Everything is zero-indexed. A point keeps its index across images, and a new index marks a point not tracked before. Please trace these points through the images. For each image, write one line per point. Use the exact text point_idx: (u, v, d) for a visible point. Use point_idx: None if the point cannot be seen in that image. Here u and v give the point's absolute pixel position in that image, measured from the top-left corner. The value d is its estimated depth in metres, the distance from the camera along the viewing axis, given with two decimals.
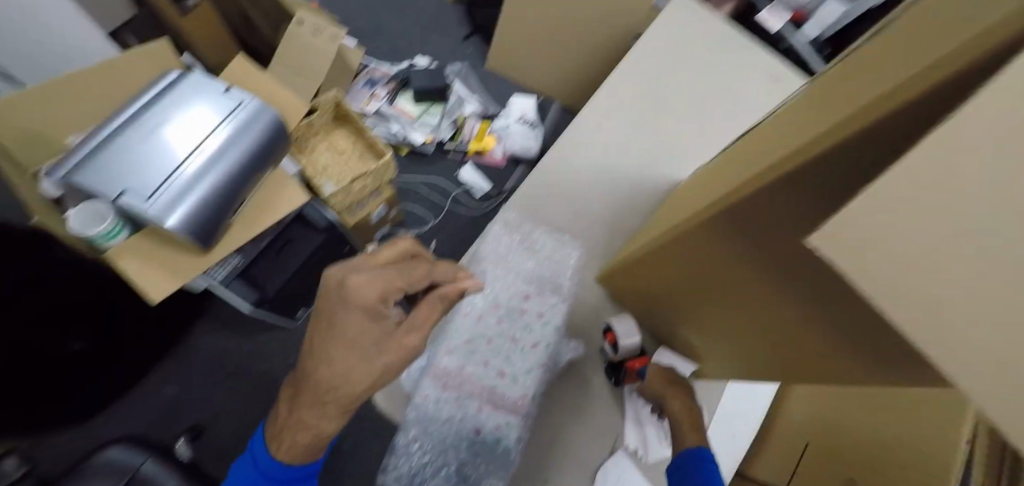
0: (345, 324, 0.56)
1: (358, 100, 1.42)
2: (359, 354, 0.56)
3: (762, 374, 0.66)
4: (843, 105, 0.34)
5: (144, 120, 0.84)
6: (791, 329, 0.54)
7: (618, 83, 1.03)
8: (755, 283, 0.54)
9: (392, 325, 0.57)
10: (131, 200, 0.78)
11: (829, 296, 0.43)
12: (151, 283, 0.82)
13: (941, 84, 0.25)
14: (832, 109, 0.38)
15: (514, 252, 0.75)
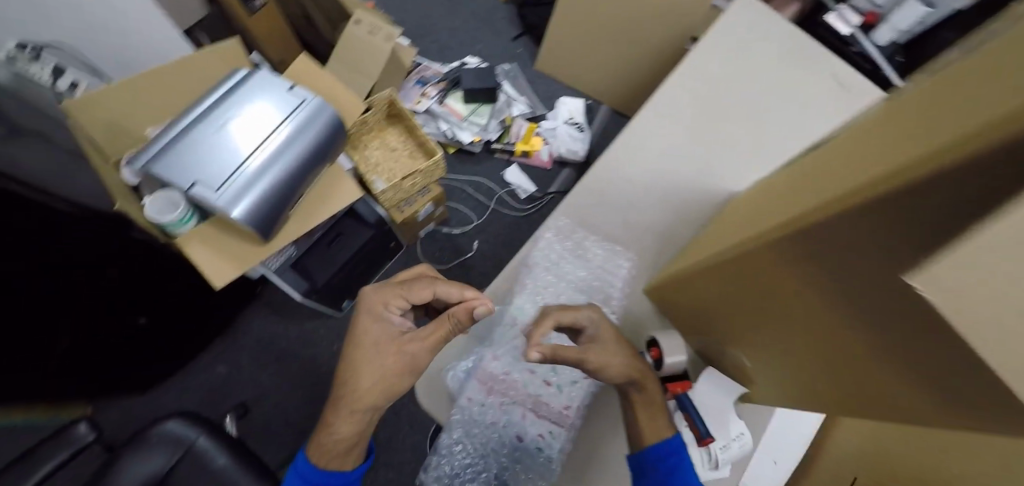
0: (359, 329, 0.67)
1: (409, 99, 1.44)
2: (364, 357, 0.65)
3: (814, 403, 0.63)
4: (938, 134, 0.32)
5: (214, 114, 0.89)
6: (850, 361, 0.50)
7: (675, 89, 1.00)
8: (820, 311, 0.51)
9: (397, 331, 0.66)
10: (200, 191, 0.83)
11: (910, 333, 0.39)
12: (215, 269, 0.87)
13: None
14: (928, 131, 0.35)
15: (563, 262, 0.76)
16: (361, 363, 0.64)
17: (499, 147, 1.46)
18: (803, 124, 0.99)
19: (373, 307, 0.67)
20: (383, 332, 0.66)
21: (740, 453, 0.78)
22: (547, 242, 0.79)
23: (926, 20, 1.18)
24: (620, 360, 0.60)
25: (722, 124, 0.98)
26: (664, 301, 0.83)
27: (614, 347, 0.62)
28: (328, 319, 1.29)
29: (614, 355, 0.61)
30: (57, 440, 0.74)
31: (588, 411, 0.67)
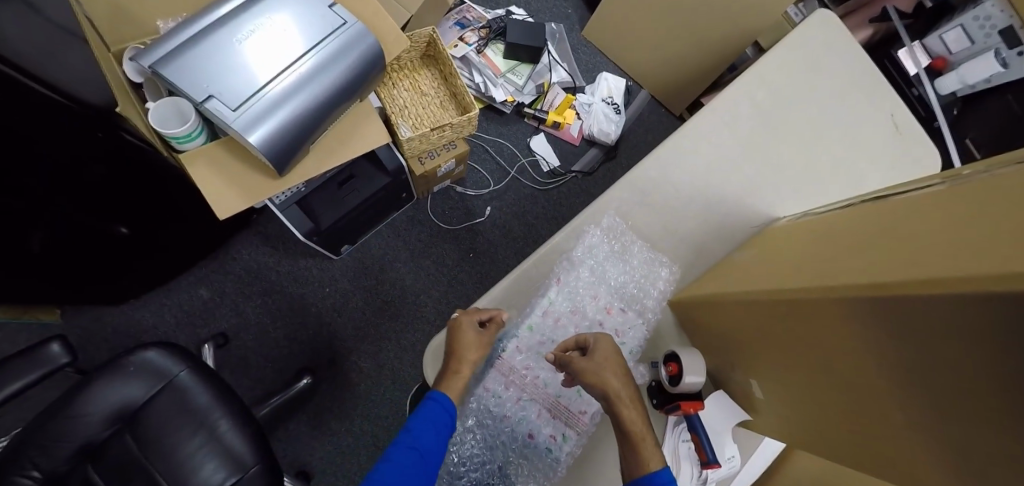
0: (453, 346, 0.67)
1: (446, 40, 1.32)
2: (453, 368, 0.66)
3: (816, 451, 0.62)
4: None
5: (241, 19, 0.77)
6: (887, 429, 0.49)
7: (742, 96, 0.94)
8: (876, 375, 0.49)
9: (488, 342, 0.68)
10: (216, 106, 0.73)
11: (979, 424, 0.38)
12: (217, 196, 0.77)
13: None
14: None
15: (605, 264, 0.78)
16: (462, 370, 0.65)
17: (531, 112, 1.37)
18: (858, 159, 0.96)
19: (466, 327, 0.67)
20: (477, 347, 0.67)
21: (729, 473, 0.79)
22: (593, 237, 0.79)
23: (992, 79, 1.12)
24: (609, 374, 0.62)
25: (779, 143, 0.93)
26: (689, 317, 0.81)
27: (605, 365, 0.63)
28: (324, 260, 1.23)
29: (602, 373, 0.62)
30: (28, 359, 0.68)
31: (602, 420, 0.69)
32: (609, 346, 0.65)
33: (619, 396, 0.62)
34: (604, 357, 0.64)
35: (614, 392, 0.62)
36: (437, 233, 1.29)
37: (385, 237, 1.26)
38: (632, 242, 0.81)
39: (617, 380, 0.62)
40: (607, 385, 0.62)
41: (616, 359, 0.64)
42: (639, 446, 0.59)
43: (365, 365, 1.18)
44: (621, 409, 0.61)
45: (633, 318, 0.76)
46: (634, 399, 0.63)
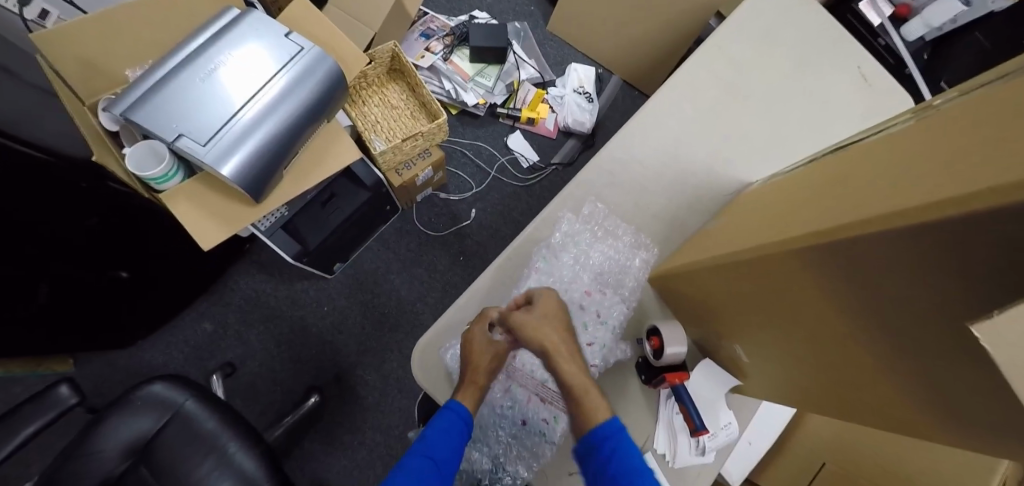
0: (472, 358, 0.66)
1: (412, 53, 1.35)
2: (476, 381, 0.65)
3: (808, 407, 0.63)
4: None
5: (204, 59, 0.81)
6: (862, 376, 0.49)
7: (700, 68, 0.94)
8: (840, 322, 0.50)
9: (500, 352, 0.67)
10: (187, 144, 0.76)
11: (928, 354, 0.39)
12: (200, 229, 0.80)
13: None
14: (1002, 160, 0.33)
15: (585, 250, 0.81)
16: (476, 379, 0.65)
17: (504, 112, 1.39)
18: (825, 115, 0.95)
19: (475, 339, 0.66)
20: (491, 354, 0.67)
21: (727, 440, 0.80)
22: (571, 223, 0.82)
23: (958, 18, 1.11)
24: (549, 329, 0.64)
25: (742, 109, 0.94)
26: (667, 292, 0.81)
27: (547, 321, 0.66)
28: (319, 280, 1.26)
29: (542, 328, 0.65)
30: (39, 403, 0.72)
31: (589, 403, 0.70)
32: (552, 302, 0.68)
33: (560, 350, 0.65)
34: (544, 312, 0.66)
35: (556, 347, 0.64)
36: (425, 240, 1.31)
37: (376, 252, 1.29)
38: (615, 226, 0.84)
39: (553, 333, 0.65)
40: (546, 339, 0.65)
41: (557, 313, 0.67)
42: (580, 400, 0.62)
43: (370, 377, 1.21)
44: (562, 363, 0.63)
45: (611, 298, 0.79)
46: (575, 353, 0.65)
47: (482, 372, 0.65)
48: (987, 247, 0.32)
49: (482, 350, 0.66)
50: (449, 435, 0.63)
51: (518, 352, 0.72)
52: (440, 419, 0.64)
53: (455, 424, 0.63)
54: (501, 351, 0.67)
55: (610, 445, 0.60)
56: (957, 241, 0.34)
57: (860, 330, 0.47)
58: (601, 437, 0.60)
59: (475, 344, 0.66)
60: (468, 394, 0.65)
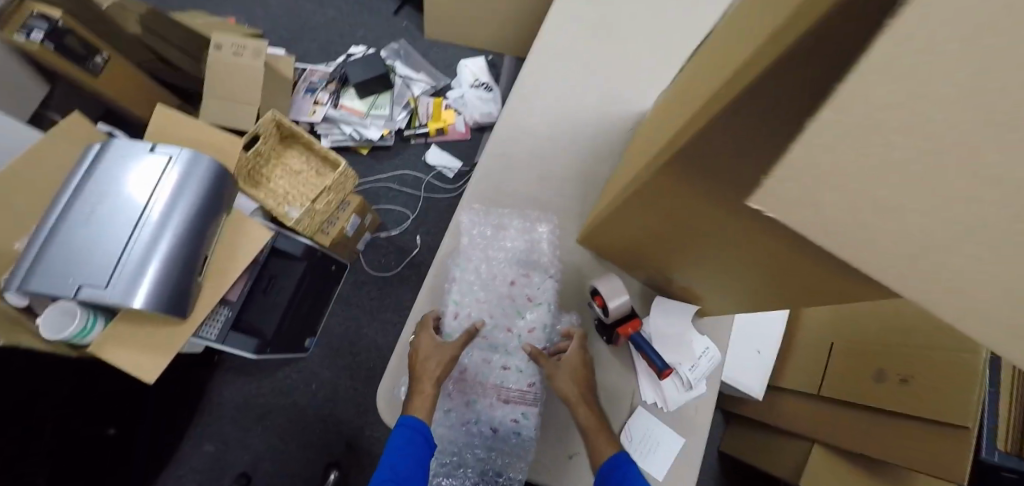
0: (423, 363, 0.68)
1: (303, 112, 1.36)
2: (426, 383, 0.68)
3: (765, 303, 0.64)
4: (769, 18, 0.29)
5: (79, 205, 0.80)
6: (786, 259, 0.47)
7: (558, 24, 0.93)
8: (724, 224, 0.49)
9: (445, 351, 0.69)
10: (89, 292, 0.76)
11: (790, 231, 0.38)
12: (140, 365, 0.81)
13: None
14: (760, 20, 0.32)
15: (494, 242, 0.80)
16: (422, 380, 0.67)
17: (411, 133, 1.40)
18: (693, 21, 0.94)
19: (422, 340, 0.70)
20: (437, 356, 0.69)
21: (712, 366, 0.79)
22: (473, 218, 0.80)
23: None
24: (572, 377, 0.68)
25: (613, 46, 0.93)
26: (595, 244, 0.77)
27: (572, 372, 0.70)
28: (298, 361, 1.26)
29: (566, 378, 0.69)
30: None
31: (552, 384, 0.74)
32: (581, 357, 0.71)
33: (576, 399, 0.68)
34: (572, 366, 0.70)
35: (574, 393, 0.68)
36: (383, 283, 1.32)
37: (341, 313, 1.29)
38: (524, 208, 0.82)
39: (571, 386, 0.68)
40: (567, 390, 0.68)
41: (582, 367, 0.71)
42: (592, 439, 0.66)
43: (381, 433, 1.21)
44: (577, 409, 0.67)
45: (536, 278, 0.77)
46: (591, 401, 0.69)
47: (427, 377, 0.68)
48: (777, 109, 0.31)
49: (430, 348, 0.69)
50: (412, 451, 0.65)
51: (466, 363, 0.73)
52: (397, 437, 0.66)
53: (411, 438, 0.65)
54: (444, 355, 0.69)
55: (619, 474, 0.64)
56: (749, 116, 0.33)
57: (745, 227, 0.47)
58: (607, 470, 0.64)
59: (422, 347, 0.70)
60: (419, 403, 0.67)
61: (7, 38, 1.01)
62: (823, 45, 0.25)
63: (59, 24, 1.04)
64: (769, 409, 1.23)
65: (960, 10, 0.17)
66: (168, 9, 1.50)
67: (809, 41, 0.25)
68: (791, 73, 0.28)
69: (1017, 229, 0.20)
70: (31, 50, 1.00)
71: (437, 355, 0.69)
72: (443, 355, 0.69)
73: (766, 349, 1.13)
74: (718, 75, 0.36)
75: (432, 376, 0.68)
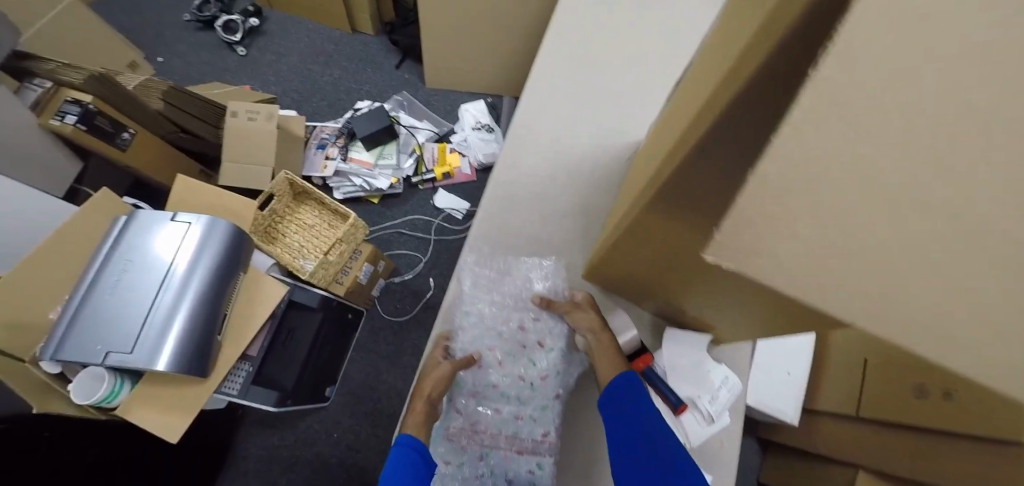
0: (424, 383, 0.70)
1: (315, 167, 1.43)
2: (424, 404, 0.68)
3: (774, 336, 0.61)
4: (729, 62, 0.31)
5: (106, 275, 0.84)
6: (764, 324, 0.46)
7: (546, 66, 0.96)
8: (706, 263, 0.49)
9: (446, 371, 0.70)
10: (116, 358, 0.78)
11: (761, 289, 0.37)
12: (165, 425, 0.81)
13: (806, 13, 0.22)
14: (721, 65, 0.33)
15: (491, 293, 0.78)
16: (420, 398, 0.68)
17: (419, 179, 1.44)
18: (677, 54, 0.97)
19: (430, 365, 0.72)
20: (437, 377, 0.70)
21: (733, 396, 0.76)
22: (470, 268, 0.79)
23: None
24: (586, 312, 0.73)
25: (602, 82, 0.95)
26: (600, 277, 0.77)
27: (584, 312, 0.74)
28: (320, 412, 1.26)
29: (580, 313, 0.73)
30: None
31: (567, 429, 0.73)
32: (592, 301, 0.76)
33: (591, 329, 0.72)
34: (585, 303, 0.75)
35: (590, 326, 0.72)
36: (399, 327, 1.34)
37: (360, 360, 1.31)
38: (528, 247, 0.83)
39: (588, 318, 0.73)
40: (584, 321, 0.73)
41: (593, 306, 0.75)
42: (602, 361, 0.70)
43: None
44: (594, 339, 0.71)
45: (544, 322, 0.76)
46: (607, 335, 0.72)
47: (424, 395, 0.69)
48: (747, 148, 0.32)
49: (431, 369, 0.71)
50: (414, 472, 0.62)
51: (478, 412, 0.72)
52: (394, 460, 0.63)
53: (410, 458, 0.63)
54: (443, 374, 0.70)
55: (629, 395, 0.65)
56: (723, 153, 0.34)
57: None
58: (614, 387, 0.66)
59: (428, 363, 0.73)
60: (413, 419, 0.68)
61: (44, 123, 1.09)
62: (777, 84, 0.26)
63: (90, 107, 1.12)
64: (807, 434, 1.17)
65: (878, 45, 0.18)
66: (190, 83, 1.61)
67: (761, 82, 0.27)
68: (753, 116, 0.29)
69: (986, 247, 0.20)
70: (65, 132, 1.09)
71: (438, 372, 0.70)
72: (443, 372, 0.70)
73: (796, 369, 1.09)
74: (690, 112, 0.38)
75: (430, 394, 0.69)
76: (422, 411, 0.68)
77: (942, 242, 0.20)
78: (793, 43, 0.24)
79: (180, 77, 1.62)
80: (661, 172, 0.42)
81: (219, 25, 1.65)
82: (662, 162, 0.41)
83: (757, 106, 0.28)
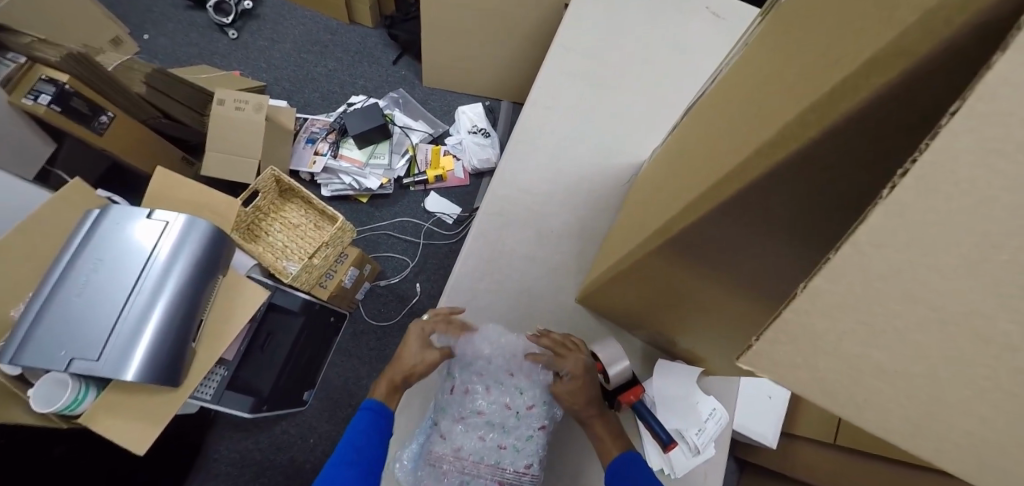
0: (405, 355, 0.71)
1: (304, 162, 1.38)
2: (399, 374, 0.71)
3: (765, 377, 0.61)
4: (761, 129, 0.30)
5: (74, 274, 0.79)
6: None
7: (549, 79, 0.94)
8: (707, 293, 0.48)
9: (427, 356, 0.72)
10: (82, 365, 0.74)
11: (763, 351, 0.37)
12: (130, 438, 0.78)
13: (866, 101, 0.22)
14: (753, 126, 0.32)
15: (473, 356, 0.73)
16: (396, 368, 0.71)
17: (411, 180, 1.41)
18: (681, 76, 0.96)
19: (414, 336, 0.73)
20: (419, 360, 0.71)
21: (719, 428, 0.75)
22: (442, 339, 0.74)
23: None
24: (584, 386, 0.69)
25: (604, 100, 0.93)
26: (595, 305, 0.75)
27: (581, 389, 0.69)
28: (296, 415, 1.23)
29: (578, 392, 0.69)
30: None
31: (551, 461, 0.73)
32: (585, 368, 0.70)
33: (590, 414, 0.69)
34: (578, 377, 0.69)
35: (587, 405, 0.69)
36: (382, 332, 1.31)
37: (340, 364, 1.27)
38: (522, 267, 0.81)
39: (588, 399, 0.69)
40: (582, 406, 0.69)
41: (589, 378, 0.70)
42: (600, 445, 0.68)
43: None
44: (594, 425, 0.69)
45: (532, 376, 0.72)
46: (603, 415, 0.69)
47: (402, 371, 0.71)
48: (772, 210, 0.32)
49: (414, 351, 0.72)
50: (372, 436, 0.66)
51: (459, 441, 0.69)
52: (357, 421, 0.67)
53: (375, 422, 0.67)
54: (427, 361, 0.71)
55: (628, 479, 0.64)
56: (745, 214, 0.34)
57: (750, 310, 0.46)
58: (618, 470, 0.65)
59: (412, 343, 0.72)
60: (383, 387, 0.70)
61: (15, 101, 1.03)
62: (819, 159, 0.26)
63: (66, 87, 1.05)
64: (783, 459, 1.18)
65: (970, 167, 0.18)
66: (176, 65, 1.54)
67: (799, 157, 0.27)
68: (788, 183, 0.29)
69: None
70: (37, 114, 1.04)
71: (421, 356, 0.72)
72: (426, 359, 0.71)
73: (778, 393, 1.08)
74: (710, 164, 0.37)
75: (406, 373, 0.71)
76: (393, 384, 0.70)
77: (988, 363, 0.20)
78: (844, 128, 0.24)
79: (165, 57, 1.55)
80: (672, 224, 0.40)
81: (210, 6, 1.59)
82: (675, 212, 0.40)
83: (794, 176, 0.28)
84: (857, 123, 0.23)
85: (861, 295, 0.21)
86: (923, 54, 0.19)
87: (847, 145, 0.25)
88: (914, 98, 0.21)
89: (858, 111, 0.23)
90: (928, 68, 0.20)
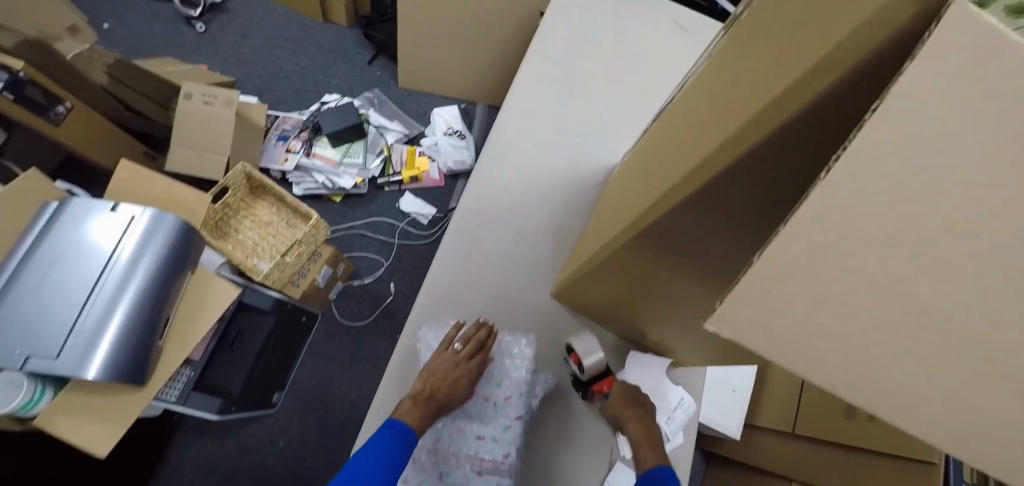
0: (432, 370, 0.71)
1: (275, 159, 1.36)
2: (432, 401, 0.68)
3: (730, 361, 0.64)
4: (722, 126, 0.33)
5: (31, 271, 0.75)
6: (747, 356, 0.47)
7: (527, 80, 0.97)
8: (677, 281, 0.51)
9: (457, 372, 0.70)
10: (38, 365, 0.71)
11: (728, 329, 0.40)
12: (92, 441, 0.74)
13: (812, 97, 0.25)
14: (716, 123, 0.35)
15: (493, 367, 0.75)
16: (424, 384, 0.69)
17: (385, 181, 1.41)
18: (650, 84, 1.01)
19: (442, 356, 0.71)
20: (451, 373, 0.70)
21: (687, 416, 0.80)
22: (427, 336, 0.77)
23: None
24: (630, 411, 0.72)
25: (579, 103, 0.97)
26: (570, 299, 0.78)
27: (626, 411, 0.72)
28: (264, 418, 1.19)
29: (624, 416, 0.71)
30: None
31: (529, 451, 0.74)
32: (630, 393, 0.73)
33: (633, 433, 0.71)
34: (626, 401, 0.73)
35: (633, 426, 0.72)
36: (355, 332, 1.29)
37: (311, 365, 1.25)
38: (500, 262, 0.83)
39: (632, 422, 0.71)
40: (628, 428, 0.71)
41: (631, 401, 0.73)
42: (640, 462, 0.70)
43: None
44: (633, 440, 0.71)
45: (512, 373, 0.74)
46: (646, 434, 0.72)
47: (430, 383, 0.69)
48: (732, 199, 0.35)
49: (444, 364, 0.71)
50: (393, 454, 0.64)
51: (439, 435, 0.74)
52: (383, 440, 0.64)
53: (396, 442, 0.64)
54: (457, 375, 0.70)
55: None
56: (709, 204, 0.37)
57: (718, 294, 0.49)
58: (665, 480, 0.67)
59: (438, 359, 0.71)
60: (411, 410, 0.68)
61: None
62: (771, 153, 0.29)
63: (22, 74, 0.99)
64: (745, 451, 1.23)
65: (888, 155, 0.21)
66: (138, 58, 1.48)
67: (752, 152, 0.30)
68: (745, 175, 0.32)
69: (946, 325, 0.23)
70: None
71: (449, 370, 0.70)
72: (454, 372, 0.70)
73: (740, 387, 1.15)
74: (680, 159, 0.40)
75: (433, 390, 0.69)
76: (415, 400, 0.69)
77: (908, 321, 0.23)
78: (789, 126, 0.27)
79: (127, 49, 1.49)
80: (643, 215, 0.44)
81: None
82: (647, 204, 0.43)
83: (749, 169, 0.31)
84: (800, 122, 0.27)
85: (805, 264, 0.25)
86: (852, 62, 0.23)
87: (793, 141, 0.28)
88: (844, 99, 0.25)
89: (800, 111, 0.26)
90: (855, 73, 0.23)
